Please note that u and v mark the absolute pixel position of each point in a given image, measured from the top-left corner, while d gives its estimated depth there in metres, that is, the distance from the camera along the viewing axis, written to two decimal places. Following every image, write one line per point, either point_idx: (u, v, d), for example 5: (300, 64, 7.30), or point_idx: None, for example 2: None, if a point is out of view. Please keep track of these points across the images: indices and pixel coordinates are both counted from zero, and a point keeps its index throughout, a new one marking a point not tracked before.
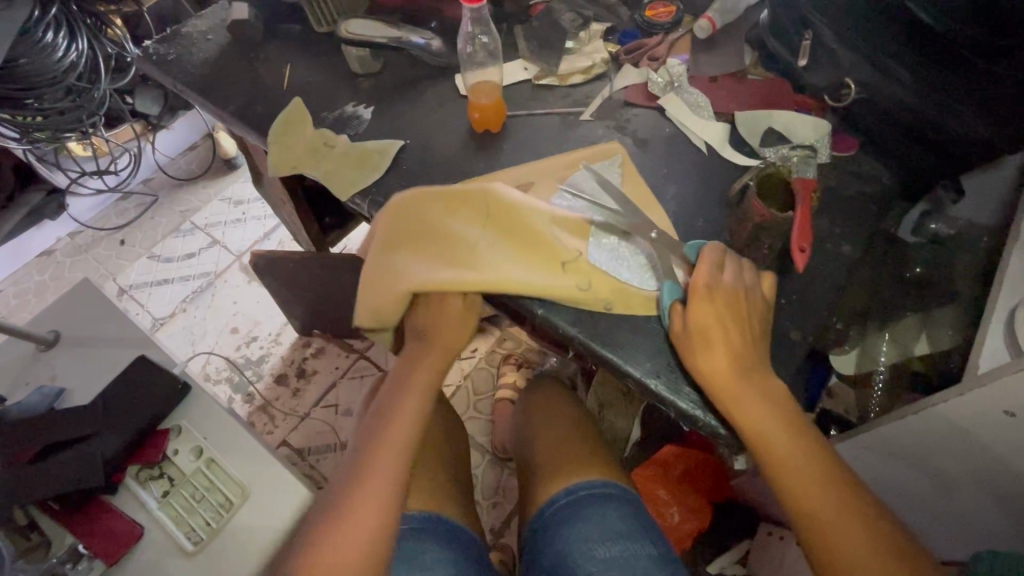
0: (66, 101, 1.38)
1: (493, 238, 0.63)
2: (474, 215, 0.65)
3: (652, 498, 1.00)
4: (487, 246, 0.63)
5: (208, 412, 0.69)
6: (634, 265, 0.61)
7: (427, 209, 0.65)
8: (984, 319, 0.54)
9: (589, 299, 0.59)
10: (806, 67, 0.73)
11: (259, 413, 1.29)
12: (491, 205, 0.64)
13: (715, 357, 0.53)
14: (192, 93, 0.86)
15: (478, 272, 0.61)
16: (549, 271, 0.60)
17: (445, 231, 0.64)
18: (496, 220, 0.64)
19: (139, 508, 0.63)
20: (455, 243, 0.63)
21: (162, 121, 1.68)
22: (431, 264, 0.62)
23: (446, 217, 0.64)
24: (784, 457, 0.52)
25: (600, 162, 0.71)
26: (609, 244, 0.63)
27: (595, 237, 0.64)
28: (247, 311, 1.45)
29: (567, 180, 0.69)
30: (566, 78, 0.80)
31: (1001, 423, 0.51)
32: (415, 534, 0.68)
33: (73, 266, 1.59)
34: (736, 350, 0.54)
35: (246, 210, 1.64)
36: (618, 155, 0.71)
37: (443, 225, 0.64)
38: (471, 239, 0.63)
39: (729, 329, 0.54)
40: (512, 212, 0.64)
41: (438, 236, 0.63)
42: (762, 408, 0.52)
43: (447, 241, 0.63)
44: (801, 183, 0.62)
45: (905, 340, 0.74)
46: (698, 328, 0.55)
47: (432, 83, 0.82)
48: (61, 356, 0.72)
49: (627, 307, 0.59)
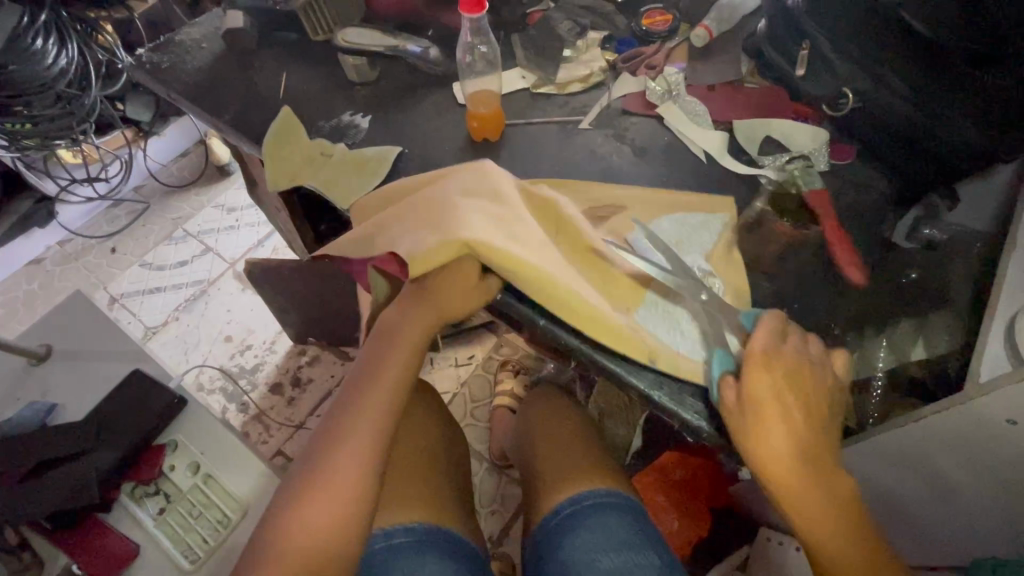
0: (56, 108, 1.36)
1: (540, 235, 0.62)
2: (536, 213, 0.64)
3: (652, 504, 1.00)
4: (541, 239, 0.60)
5: (205, 427, 0.68)
6: (687, 330, 0.58)
7: (506, 193, 0.63)
8: (984, 328, 0.55)
9: (633, 351, 0.56)
10: (803, 76, 0.74)
11: (254, 422, 1.28)
12: (559, 214, 0.64)
13: (773, 437, 0.50)
14: (185, 102, 0.85)
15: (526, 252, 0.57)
16: (601, 308, 0.57)
17: (513, 210, 0.62)
18: (553, 226, 0.63)
19: (134, 525, 0.62)
20: (518, 225, 0.60)
21: (153, 128, 1.67)
22: (493, 224, 0.59)
23: (520, 205, 0.63)
24: (808, 506, 0.51)
25: (692, 215, 0.67)
26: (667, 303, 0.60)
27: (657, 293, 0.61)
28: (241, 319, 1.43)
29: (652, 220, 0.66)
30: (564, 86, 0.81)
31: (1002, 431, 0.51)
32: (421, 547, 0.68)
33: (62, 274, 1.57)
34: (793, 424, 0.50)
35: (239, 217, 1.63)
36: (721, 215, 0.67)
37: (514, 206, 0.62)
38: (531, 228, 0.61)
39: (790, 410, 0.51)
40: (575, 222, 0.63)
41: (510, 213, 0.61)
42: (803, 481, 0.50)
43: (514, 222, 0.61)
44: (814, 194, 0.67)
45: (902, 346, 0.69)
46: (754, 404, 0.51)
47: (429, 92, 0.82)
48: (53, 369, 0.70)
49: (671, 366, 0.56)
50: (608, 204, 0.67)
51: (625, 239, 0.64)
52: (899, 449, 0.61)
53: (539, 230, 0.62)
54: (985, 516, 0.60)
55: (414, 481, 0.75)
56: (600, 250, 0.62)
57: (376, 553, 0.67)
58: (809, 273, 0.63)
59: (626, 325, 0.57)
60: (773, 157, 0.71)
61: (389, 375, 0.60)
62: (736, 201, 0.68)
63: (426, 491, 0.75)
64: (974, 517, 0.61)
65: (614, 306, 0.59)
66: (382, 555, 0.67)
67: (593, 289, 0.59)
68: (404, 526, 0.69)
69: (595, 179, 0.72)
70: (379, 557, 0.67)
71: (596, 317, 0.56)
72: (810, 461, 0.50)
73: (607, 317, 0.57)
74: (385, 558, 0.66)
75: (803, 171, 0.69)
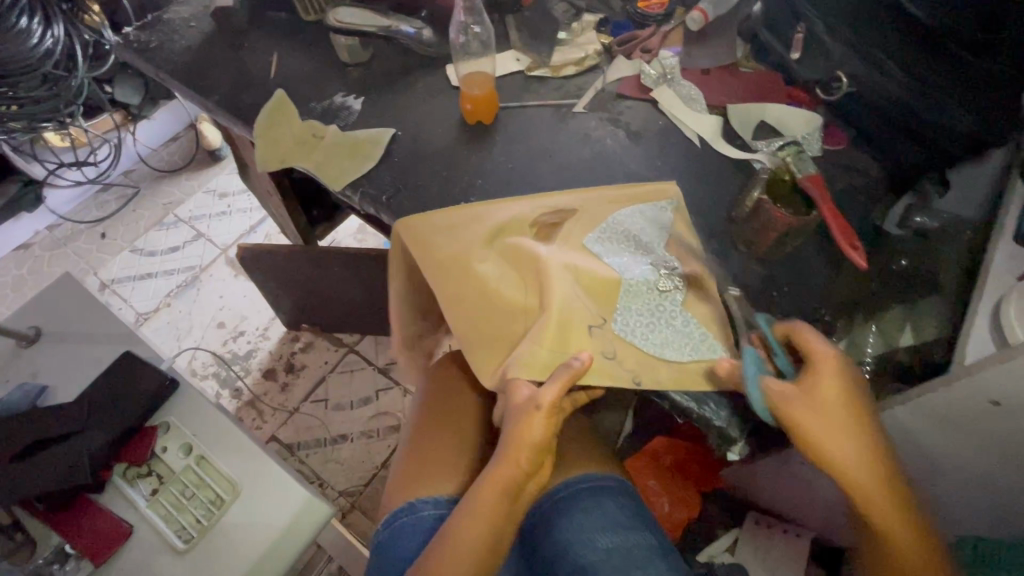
0: (42, 90, 1.34)
1: (503, 285, 0.60)
2: (488, 238, 0.62)
3: (642, 487, 0.99)
4: (513, 302, 0.59)
5: (197, 407, 0.66)
6: (668, 336, 0.57)
7: (462, 244, 0.62)
8: (970, 310, 0.55)
9: (615, 371, 0.55)
10: (798, 60, 0.74)
11: (248, 408, 1.28)
12: (515, 251, 0.61)
13: (839, 445, 0.49)
14: (174, 82, 0.84)
15: (510, 344, 0.58)
16: (570, 340, 0.56)
17: (480, 264, 0.61)
18: (514, 262, 0.61)
19: (127, 506, 0.61)
20: (487, 305, 0.59)
21: (143, 111, 1.65)
22: (465, 312, 0.59)
23: (481, 251, 0.61)
24: (879, 510, 0.49)
25: (647, 204, 0.64)
26: (646, 303, 0.58)
27: (629, 294, 0.58)
28: (234, 305, 1.42)
29: (609, 219, 0.63)
30: (559, 69, 0.80)
31: (987, 413, 0.51)
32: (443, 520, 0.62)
33: (52, 259, 1.55)
34: (862, 432, 0.49)
35: (231, 203, 1.61)
36: (673, 200, 0.65)
37: (473, 266, 0.61)
38: (494, 286, 0.60)
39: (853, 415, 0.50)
40: (530, 259, 0.60)
41: (471, 276, 0.60)
42: (875, 484, 0.49)
43: (479, 292, 0.60)
44: (807, 179, 0.63)
45: (889, 331, 0.73)
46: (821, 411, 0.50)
47: (422, 74, 0.81)
48: (42, 352, 0.70)
49: (653, 376, 0.55)
50: (556, 210, 0.64)
51: (582, 249, 0.60)
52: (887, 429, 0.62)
53: (500, 278, 0.60)
54: (966, 496, 0.61)
55: (441, 459, 0.67)
56: (554, 268, 0.59)
57: (422, 520, 0.62)
58: (799, 257, 0.64)
59: (600, 343, 0.56)
60: (766, 142, 0.71)
61: (476, 512, 0.52)
62: (729, 185, 0.68)
63: (465, 464, 0.66)
64: (956, 496, 0.62)
65: (586, 325, 0.57)
66: (429, 522, 0.61)
67: (555, 322, 0.56)
68: (429, 498, 0.63)
69: (588, 162, 0.71)
70: (424, 525, 0.61)
71: (563, 345, 0.56)
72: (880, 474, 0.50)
73: (577, 345, 0.56)
74: (402, 528, 0.62)
75: (796, 157, 0.64)
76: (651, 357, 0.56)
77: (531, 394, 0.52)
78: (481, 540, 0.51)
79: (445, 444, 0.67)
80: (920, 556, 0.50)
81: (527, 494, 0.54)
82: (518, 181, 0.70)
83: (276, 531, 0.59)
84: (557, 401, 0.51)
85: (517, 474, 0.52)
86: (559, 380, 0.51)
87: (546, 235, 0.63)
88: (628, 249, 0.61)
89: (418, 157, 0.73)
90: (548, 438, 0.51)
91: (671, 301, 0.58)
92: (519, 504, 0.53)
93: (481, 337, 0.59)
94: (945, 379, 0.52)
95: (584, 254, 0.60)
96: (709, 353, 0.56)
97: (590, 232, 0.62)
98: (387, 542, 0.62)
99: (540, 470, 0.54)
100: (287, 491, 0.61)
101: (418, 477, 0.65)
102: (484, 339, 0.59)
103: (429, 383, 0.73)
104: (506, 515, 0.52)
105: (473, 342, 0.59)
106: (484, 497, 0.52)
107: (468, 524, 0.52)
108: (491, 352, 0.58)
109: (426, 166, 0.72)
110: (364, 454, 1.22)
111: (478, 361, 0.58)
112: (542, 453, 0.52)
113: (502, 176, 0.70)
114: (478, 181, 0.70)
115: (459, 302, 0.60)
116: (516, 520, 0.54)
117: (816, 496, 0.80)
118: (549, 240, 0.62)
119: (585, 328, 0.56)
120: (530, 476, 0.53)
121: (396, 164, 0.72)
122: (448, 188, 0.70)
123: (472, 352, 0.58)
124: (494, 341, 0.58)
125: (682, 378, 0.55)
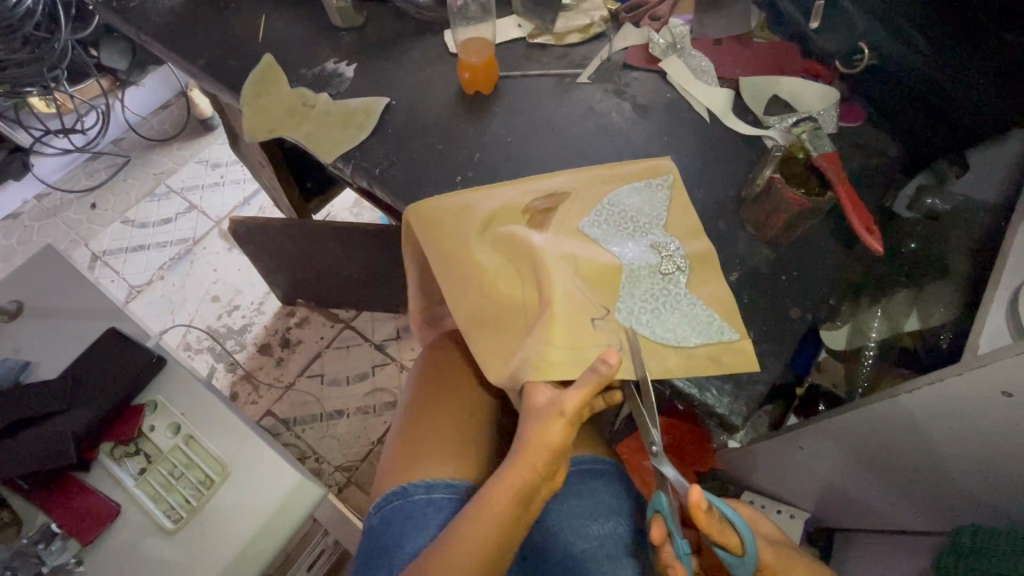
0: (23, 53, 1.29)
1: (501, 277, 0.57)
2: (485, 225, 0.59)
3: (637, 469, 0.98)
4: (517, 293, 0.57)
5: (186, 386, 0.65)
6: (674, 322, 0.55)
7: (456, 236, 0.59)
8: (985, 298, 0.53)
9: (625, 363, 0.53)
10: (817, 30, 0.70)
11: (243, 382, 1.26)
12: (509, 241, 0.58)
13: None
14: (158, 46, 0.79)
15: (516, 341, 0.55)
16: (579, 334, 0.54)
17: (481, 256, 0.58)
18: (509, 252, 0.58)
19: (114, 485, 0.60)
20: (488, 299, 0.57)
21: (131, 77, 1.60)
22: (468, 308, 0.57)
23: (476, 244, 0.59)
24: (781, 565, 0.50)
25: (638, 182, 0.62)
26: (649, 288, 0.56)
27: (631, 280, 0.56)
28: (228, 279, 1.40)
29: (604, 200, 0.61)
30: (563, 36, 0.76)
31: (998, 404, 0.50)
32: (436, 505, 0.61)
33: (41, 229, 1.52)
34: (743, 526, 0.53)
35: (223, 173, 1.57)
36: (668, 175, 0.63)
37: (472, 256, 0.58)
38: (492, 279, 0.57)
39: (778, 543, 0.53)
40: (526, 249, 0.57)
41: (469, 267, 0.58)
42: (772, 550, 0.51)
43: (478, 285, 0.57)
44: (825, 159, 0.58)
45: (896, 317, 0.75)
46: (777, 549, 0.51)
47: (418, 40, 0.77)
48: (24, 327, 0.67)
49: (661, 363, 0.53)
50: (548, 194, 0.61)
51: (578, 234, 0.59)
52: (887, 419, 0.59)
53: (497, 269, 0.58)
54: (962, 487, 0.60)
55: (442, 449, 0.65)
56: (553, 256, 0.57)
57: (415, 505, 0.61)
58: (809, 240, 0.61)
59: (606, 335, 0.54)
60: (779, 118, 0.67)
61: (487, 513, 0.50)
62: (739, 163, 0.65)
63: (471, 459, 0.65)
64: (957, 487, 0.61)
65: (591, 317, 0.55)
66: (421, 508, 0.61)
67: (564, 318, 0.54)
68: (426, 483, 0.62)
69: (591, 137, 0.68)
70: (418, 510, 0.61)
71: (574, 342, 0.53)
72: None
73: (585, 338, 0.54)
74: (400, 516, 0.61)
75: (812, 134, 0.60)
76: (661, 345, 0.54)
77: (552, 398, 0.51)
78: (490, 543, 0.50)
79: (441, 429, 0.66)
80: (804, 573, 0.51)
81: (539, 499, 0.52)
82: (518, 155, 0.67)
83: (268, 512, 0.58)
84: (581, 407, 0.49)
85: (531, 478, 0.50)
86: (585, 385, 0.49)
87: (540, 222, 0.60)
88: (629, 235, 0.59)
89: (413, 128, 0.69)
90: (566, 443, 0.50)
91: (677, 283, 0.57)
92: (530, 509, 0.52)
93: (486, 334, 0.56)
94: (956, 368, 0.50)
95: (581, 239, 0.58)
96: (717, 336, 0.54)
97: (588, 216, 0.60)
98: (377, 527, 0.61)
99: (554, 476, 0.52)
100: (279, 474, 0.60)
101: (408, 462, 0.64)
102: (489, 333, 0.56)
103: (423, 365, 0.71)
104: (518, 518, 0.51)
105: (479, 341, 0.56)
106: (494, 502, 0.50)
107: (477, 526, 0.50)
108: (497, 347, 0.56)
109: (422, 138, 0.68)
110: (361, 429, 1.21)
111: (488, 355, 0.56)
112: (559, 458, 0.51)
113: (500, 149, 0.67)
114: (475, 155, 0.67)
115: (459, 294, 0.58)
116: (525, 526, 0.52)
117: (812, 481, 0.79)
118: (544, 227, 0.59)
119: (589, 320, 0.54)
120: (544, 480, 0.51)
121: (391, 135, 0.69)
122: (445, 161, 0.66)
123: (478, 347, 0.56)
124: (501, 333, 0.56)
125: (690, 365, 0.53)
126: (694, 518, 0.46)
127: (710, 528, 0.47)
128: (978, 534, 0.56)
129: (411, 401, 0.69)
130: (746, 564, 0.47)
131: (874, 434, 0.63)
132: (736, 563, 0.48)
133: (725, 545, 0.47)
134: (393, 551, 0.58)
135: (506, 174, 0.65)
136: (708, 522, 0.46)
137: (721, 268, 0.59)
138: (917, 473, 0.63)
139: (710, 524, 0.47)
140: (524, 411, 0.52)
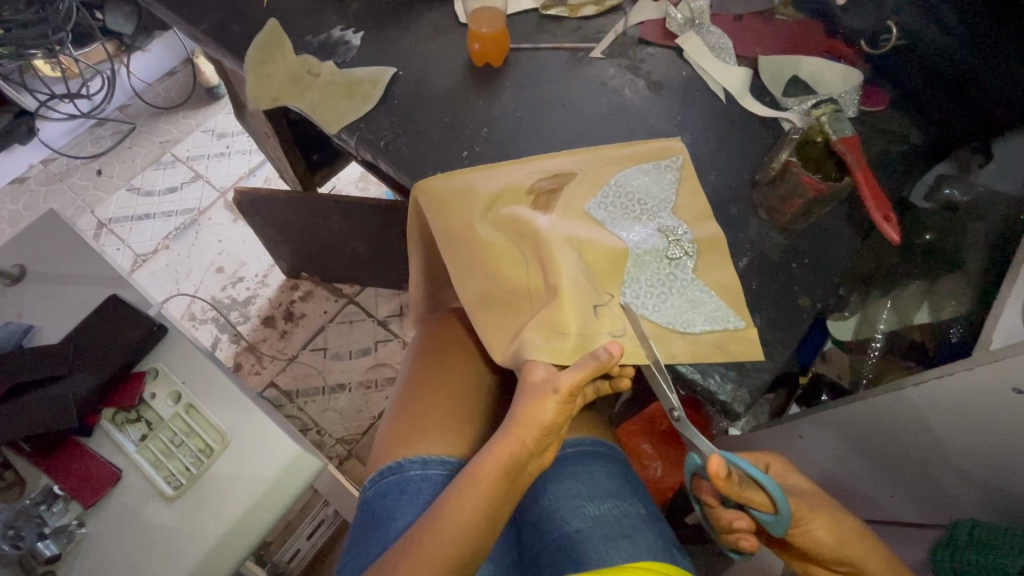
0: (29, 13, 1.28)
1: (504, 259, 0.56)
2: (490, 202, 0.58)
3: (635, 452, 0.96)
4: (521, 275, 0.56)
5: (188, 356, 0.65)
6: (679, 305, 0.54)
7: (461, 213, 0.58)
8: (1003, 292, 0.52)
9: (629, 348, 0.52)
10: (844, 7, 0.68)
11: (247, 354, 1.27)
12: (513, 220, 0.57)
13: (825, 531, 0.51)
14: (161, 7, 0.77)
15: (519, 322, 0.55)
16: (584, 318, 0.53)
17: (486, 236, 0.57)
18: (513, 233, 0.57)
19: (116, 451, 0.60)
20: (491, 281, 0.56)
21: (137, 42, 1.57)
22: (473, 288, 0.56)
23: (479, 224, 0.58)
24: (803, 515, 0.51)
25: (646, 163, 0.61)
26: (656, 274, 0.55)
27: (636, 265, 0.55)
28: (232, 250, 1.40)
29: (611, 182, 0.59)
30: (577, 9, 0.74)
31: (1008, 401, 0.49)
32: (430, 482, 0.61)
33: (47, 195, 1.51)
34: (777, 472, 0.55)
35: (229, 143, 1.56)
36: (678, 157, 0.61)
37: (475, 235, 0.57)
38: (495, 260, 0.56)
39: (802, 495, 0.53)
40: (530, 232, 0.56)
41: (473, 247, 0.57)
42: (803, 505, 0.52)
43: (482, 265, 0.56)
44: (845, 143, 0.56)
45: (905, 307, 0.73)
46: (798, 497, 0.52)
47: (428, 9, 0.75)
48: (27, 291, 0.67)
49: (667, 346, 0.53)
50: (554, 175, 0.60)
51: (584, 216, 0.57)
52: (894, 413, 0.59)
53: (500, 248, 0.57)
54: (963, 482, 0.59)
55: (440, 428, 0.64)
56: (558, 238, 0.56)
57: (410, 480, 0.61)
58: (823, 226, 0.59)
59: (610, 320, 0.53)
60: (798, 99, 0.66)
61: (473, 486, 0.50)
62: (754, 146, 0.63)
63: (469, 438, 0.65)
64: (959, 482, 0.60)
65: (594, 303, 0.54)
66: (416, 483, 0.61)
67: (568, 301, 0.53)
68: (423, 459, 0.62)
69: (603, 115, 0.66)
70: (412, 486, 0.61)
71: (578, 325, 0.53)
72: (848, 546, 0.52)
73: (590, 324, 0.53)
74: (398, 489, 0.61)
75: (831, 116, 0.58)
76: (666, 331, 0.53)
77: (548, 376, 0.50)
78: (477, 516, 0.50)
79: (439, 406, 0.65)
80: (827, 533, 0.51)
81: (527, 476, 0.52)
82: (527, 131, 0.65)
83: (265, 483, 0.58)
84: (576, 387, 0.48)
85: (519, 452, 0.50)
86: (583, 368, 0.48)
87: (545, 204, 0.58)
88: (638, 219, 0.57)
89: (420, 100, 0.67)
90: (558, 420, 0.49)
91: (684, 267, 0.56)
92: (517, 484, 0.52)
93: (490, 316, 0.56)
94: (966, 363, 0.50)
95: (586, 222, 0.57)
96: (723, 324, 0.54)
97: (594, 198, 0.58)
98: (376, 500, 0.62)
99: (544, 452, 0.52)
100: (278, 444, 0.60)
101: (406, 439, 0.64)
102: (493, 314, 0.56)
103: (423, 341, 0.70)
104: (506, 492, 0.51)
105: (484, 321, 0.56)
106: (481, 475, 0.50)
107: (464, 497, 0.50)
108: (500, 329, 0.55)
109: (429, 110, 0.67)
110: (361, 403, 1.22)
111: (493, 336, 0.55)
112: (549, 435, 0.50)
113: (511, 125, 0.65)
114: (483, 130, 0.65)
115: (462, 272, 0.57)
116: (512, 501, 0.52)
117: (812, 471, 0.78)
118: (549, 209, 0.58)
119: (593, 306, 0.53)
120: (533, 456, 0.51)
121: (398, 106, 0.67)
122: (452, 135, 0.65)
123: (482, 326, 0.56)
124: (505, 312, 0.55)
125: (696, 351, 0.53)
126: (716, 485, 0.47)
127: (733, 490, 0.48)
128: (976, 531, 0.55)
129: (411, 379, 0.69)
130: (780, 520, 0.48)
131: (877, 426, 0.62)
132: (770, 521, 0.49)
133: (753, 505, 0.49)
134: (387, 524, 0.59)
135: (514, 150, 0.64)
136: (729, 485, 0.48)
137: (730, 253, 0.58)
138: (921, 466, 0.62)
139: (732, 487, 0.48)
140: (518, 386, 0.52)
